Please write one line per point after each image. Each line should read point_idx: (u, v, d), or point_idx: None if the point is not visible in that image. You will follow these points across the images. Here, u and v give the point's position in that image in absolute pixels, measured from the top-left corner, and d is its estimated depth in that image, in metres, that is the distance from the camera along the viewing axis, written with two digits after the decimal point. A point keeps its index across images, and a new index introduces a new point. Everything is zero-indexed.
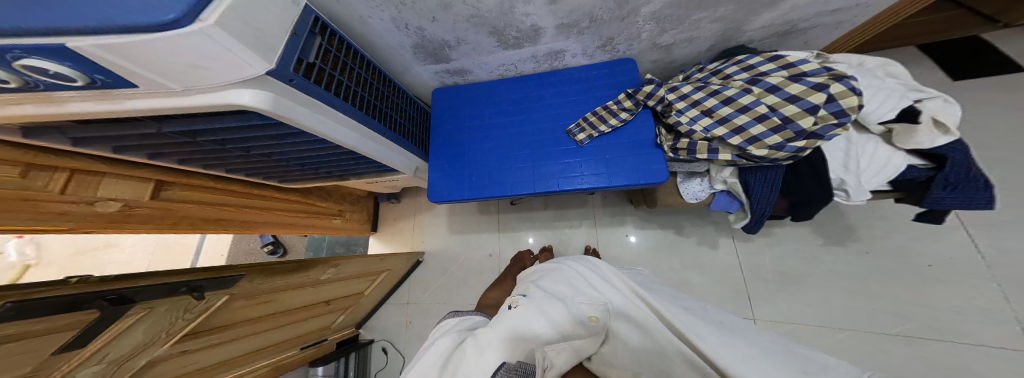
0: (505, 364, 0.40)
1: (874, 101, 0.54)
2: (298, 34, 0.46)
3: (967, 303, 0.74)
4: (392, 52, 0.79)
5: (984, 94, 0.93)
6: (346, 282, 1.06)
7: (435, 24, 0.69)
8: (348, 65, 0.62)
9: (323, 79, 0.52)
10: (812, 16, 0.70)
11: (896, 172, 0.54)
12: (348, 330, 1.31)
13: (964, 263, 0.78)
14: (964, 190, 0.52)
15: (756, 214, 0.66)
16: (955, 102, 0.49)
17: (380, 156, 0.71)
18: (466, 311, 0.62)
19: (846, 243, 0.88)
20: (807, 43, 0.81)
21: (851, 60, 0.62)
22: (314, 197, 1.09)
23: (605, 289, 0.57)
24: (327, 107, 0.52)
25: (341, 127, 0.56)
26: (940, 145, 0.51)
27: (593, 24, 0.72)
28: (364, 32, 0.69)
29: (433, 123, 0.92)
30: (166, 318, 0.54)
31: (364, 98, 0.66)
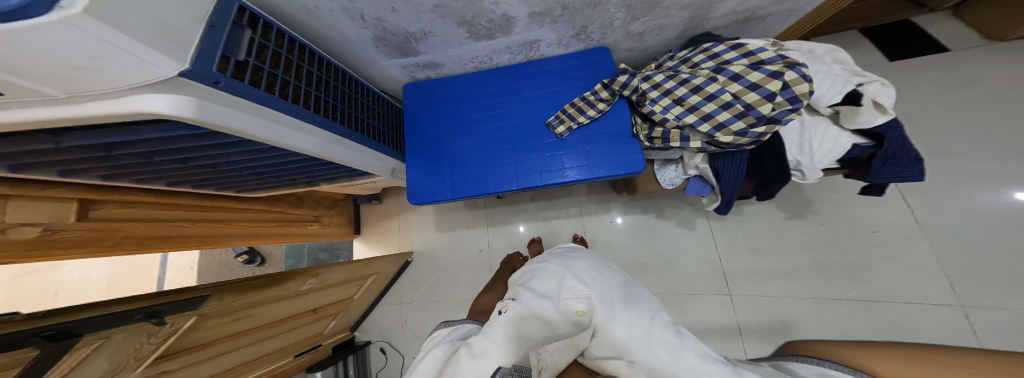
0: (500, 369, 0.40)
1: (823, 84, 0.57)
2: (218, 27, 0.40)
3: (907, 265, 0.84)
4: (351, 47, 0.73)
5: (920, 71, 1.01)
6: (330, 289, 1.03)
7: (396, 15, 0.64)
8: (292, 62, 0.56)
9: (259, 79, 0.47)
10: (769, 3, 0.72)
11: (843, 151, 0.59)
12: (343, 334, 1.30)
13: (899, 227, 0.88)
14: (900, 164, 0.58)
15: (726, 196, 0.69)
16: (890, 85, 0.54)
17: (347, 160, 0.67)
18: (457, 320, 0.60)
19: (805, 216, 0.96)
20: (765, 29, 0.84)
21: (803, 47, 0.65)
22: (284, 205, 1.04)
23: (591, 279, 0.60)
24: (274, 110, 0.47)
25: (296, 132, 0.52)
26: (879, 125, 0.56)
27: (566, 12, 0.70)
28: (313, 24, 0.63)
29: (408, 121, 0.88)
30: (130, 344, 0.51)
31: (318, 98, 0.61)
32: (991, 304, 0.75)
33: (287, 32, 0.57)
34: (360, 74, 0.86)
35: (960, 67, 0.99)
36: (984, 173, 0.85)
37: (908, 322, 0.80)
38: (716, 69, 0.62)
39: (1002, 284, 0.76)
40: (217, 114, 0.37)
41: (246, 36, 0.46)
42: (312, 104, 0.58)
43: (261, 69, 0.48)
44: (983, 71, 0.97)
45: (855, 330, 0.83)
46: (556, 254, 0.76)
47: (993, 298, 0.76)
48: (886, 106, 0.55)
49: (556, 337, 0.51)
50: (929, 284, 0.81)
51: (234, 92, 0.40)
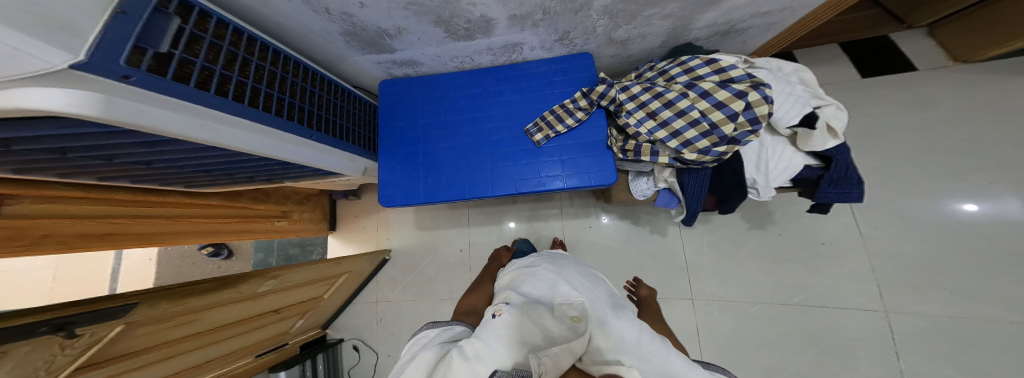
0: (497, 371, 0.41)
1: (783, 106, 0.59)
2: (133, 14, 0.36)
3: (848, 275, 0.93)
4: (316, 39, 0.69)
5: (887, 90, 1.03)
6: (295, 290, 0.99)
7: (365, 10, 0.60)
8: (237, 55, 0.52)
9: (188, 73, 0.43)
10: (749, 17, 0.70)
11: (795, 172, 0.63)
12: (313, 332, 1.27)
13: (845, 240, 0.95)
14: (842, 186, 0.63)
15: (689, 208, 0.73)
16: (844, 109, 0.56)
17: (307, 160, 0.64)
18: (445, 322, 0.57)
19: (765, 226, 1.02)
20: (745, 43, 0.84)
21: (772, 65, 0.66)
22: (246, 199, 0.96)
23: (582, 289, 0.62)
24: (207, 108, 0.44)
25: (236, 130, 0.48)
26: (830, 148, 0.60)
27: (547, 17, 0.68)
28: (269, 12, 0.58)
29: (382, 119, 0.85)
30: (33, 359, 0.46)
31: (270, 94, 0.56)
32: (911, 311, 0.84)
33: (230, 21, 0.52)
34: (329, 65, 0.80)
35: (920, 88, 1.00)
36: (926, 191, 0.90)
37: (838, 323, 0.89)
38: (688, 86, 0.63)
39: (926, 290, 0.84)
40: (130, 111, 0.33)
41: (173, 26, 0.42)
42: (259, 100, 0.54)
43: (191, 62, 0.43)
44: (937, 92, 0.98)
45: (795, 332, 0.92)
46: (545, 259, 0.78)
47: (913, 306, 0.84)
48: (837, 131, 0.58)
49: (553, 342, 0.51)
50: (863, 291, 0.90)
51: (147, 85, 0.36)
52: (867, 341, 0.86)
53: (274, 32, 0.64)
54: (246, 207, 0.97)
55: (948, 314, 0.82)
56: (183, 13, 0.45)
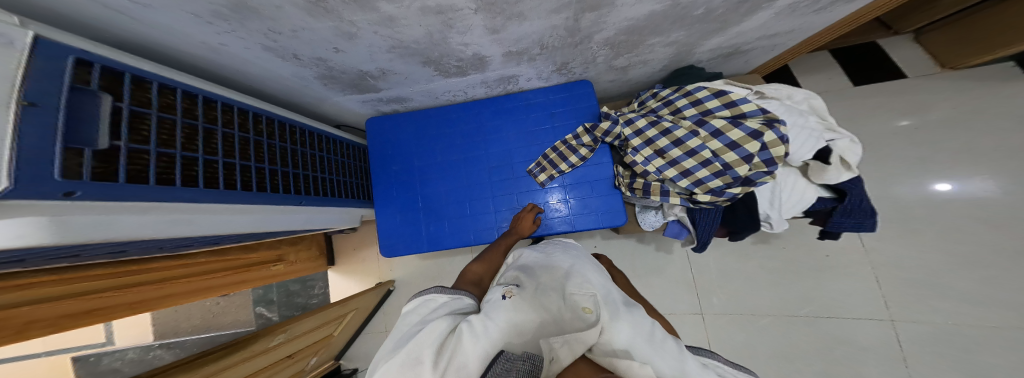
0: (504, 352, 0.36)
1: (799, 139, 0.56)
2: (49, 107, 0.24)
3: (851, 284, 0.95)
4: (284, 83, 0.59)
5: (879, 96, 1.04)
6: (306, 335, 0.96)
7: (342, 55, 0.52)
8: (197, 127, 0.41)
9: (143, 166, 0.33)
10: (753, 40, 0.68)
11: (807, 205, 0.62)
12: (331, 363, 1.23)
13: (849, 251, 0.97)
14: (855, 217, 0.62)
15: (699, 241, 0.70)
16: (859, 143, 0.54)
17: (297, 224, 0.59)
18: (453, 289, 0.51)
19: (769, 240, 1.02)
20: (748, 61, 0.81)
21: (782, 93, 0.65)
22: (237, 250, 0.78)
23: (594, 280, 0.54)
24: (180, 202, 0.36)
25: (214, 220, 0.42)
26: (845, 180, 0.58)
27: (545, 51, 0.63)
28: (224, 60, 0.48)
29: (375, 165, 0.81)
30: None
31: (253, 167, 0.49)
32: (916, 319, 0.87)
33: (178, 83, 0.39)
34: (308, 109, 0.73)
35: (911, 95, 1.01)
36: (922, 202, 0.93)
37: (848, 334, 0.92)
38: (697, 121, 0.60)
39: (930, 298, 0.87)
40: (89, 223, 0.28)
41: (106, 107, 0.29)
42: (236, 176, 0.45)
43: (145, 150, 0.33)
44: (936, 98, 0.98)
45: (803, 342, 0.94)
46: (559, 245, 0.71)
47: (917, 314, 0.87)
48: (851, 164, 0.57)
49: (560, 331, 0.44)
50: (866, 299, 0.93)
51: (101, 194, 0.28)
52: (874, 351, 0.89)
53: (239, 81, 0.55)
54: (242, 257, 0.80)
55: (951, 320, 0.84)
56: (112, 85, 0.32)
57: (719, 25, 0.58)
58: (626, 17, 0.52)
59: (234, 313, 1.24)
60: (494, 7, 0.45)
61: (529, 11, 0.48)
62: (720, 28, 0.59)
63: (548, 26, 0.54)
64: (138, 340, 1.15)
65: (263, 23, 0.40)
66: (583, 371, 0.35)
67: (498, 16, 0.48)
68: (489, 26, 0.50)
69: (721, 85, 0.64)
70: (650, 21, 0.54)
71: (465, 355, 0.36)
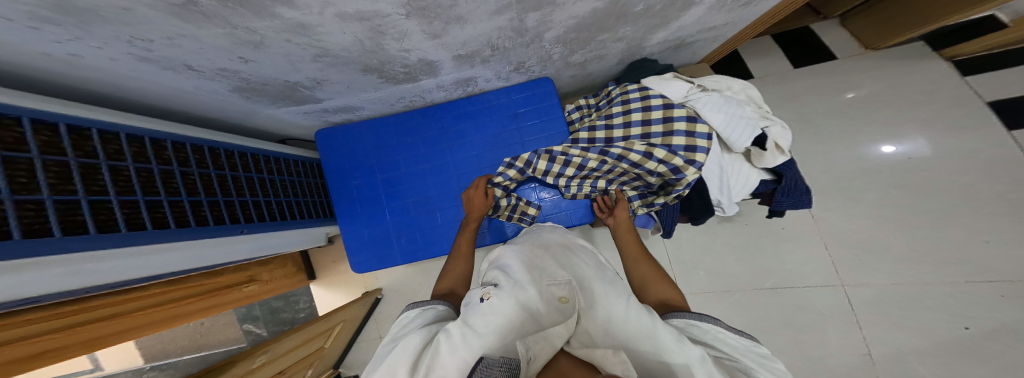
0: (483, 359, 0.36)
1: (735, 130, 0.61)
2: None
3: (808, 253, 1.01)
4: (200, 99, 0.51)
5: (818, 76, 1.11)
6: (288, 355, 0.92)
7: (254, 65, 0.44)
8: (70, 162, 0.32)
9: (1, 218, 0.25)
10: (696, 33, 0.68)
11: (752, 188, 0.66)
12: (331, 371, 1.21)
13: (801, 225, 1.03)
14: (793, 196, 0.67)
15: (665, 228, 0.72)
16: (788, 129, 0.60)
17: (250, 251, 0.56)
18: (430, 299, 0.51)
19: (734, 219, 1.08)
20: (694, 53, 0.82)
21: (722, 85, 0.69)
22: (198, 275, 0.72)
23: (572, 265, 0.55)
24: (68, 254, 0.29)
25: (127, 264, 0.36)
26: (779, 164, 0.64)
27: (496, 52, 0.59)
28: (97, 77, 0.38)
29: (334, 180, 0.78)
30: None
31: (174, 201, 0.44)
32: (865, 282, 0.95)
33: (59, 116, 0.32)
34: (243, 126, 0.66)
35: (844, 76, 1.09)
36: (867, 174, 1.01)
37: (807, 301, 0.98)
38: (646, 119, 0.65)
39: (873, 262, 0.95)
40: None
41: None
42: (142, 214, 0.39)
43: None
44: (860, 80, 1.08)
45: (771, 312, 0.99)
46: (534, 232, 0.68)
47: (865, 278, 0.95)
48: (784, 148, 0.61)
49: (539, 326, 0.43)
50: (821, 267, 0.99)
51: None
52: (838, 314, 0.95)
53: (134, 100, 0.46)
54: (203, 283, 0.73)
55: (894, 280, 0.92)
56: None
57: (661, 20, 0.57)
58: (571, 15, 0.48)
59: (221, 332, 1.20)
60: (427, 11, 0.41)
61: (468, 14, 0.44)
62: (663, 22, 0.59)
63: (493, 28, 0.49)
64: (129, 364, 1.16)
65: (120, 29, 0.29)
66: (563, 367, 0.38)
67: (435, 21, 0.44)
68: (428, 31, 0.47)
69: (667, 80, 0.67)
70: (597, 18, 0.51)
71: (445, 368, 0.36)
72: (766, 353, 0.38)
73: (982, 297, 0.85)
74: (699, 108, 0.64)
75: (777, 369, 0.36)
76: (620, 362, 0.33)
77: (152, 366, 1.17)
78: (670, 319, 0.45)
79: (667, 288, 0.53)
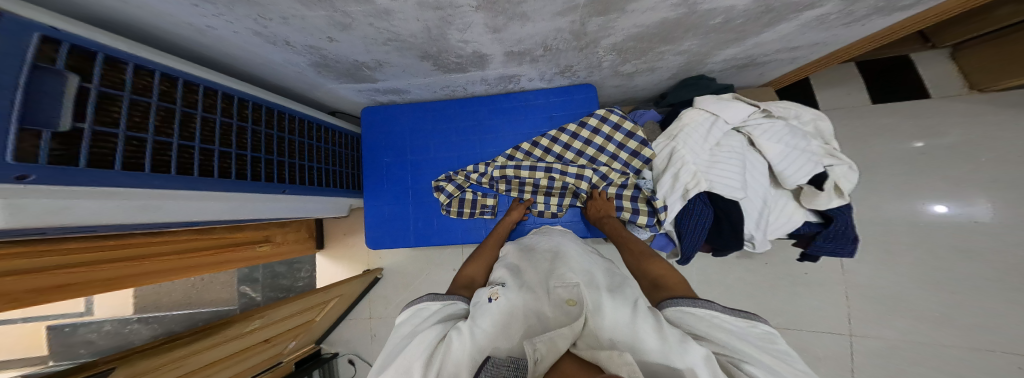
0: (490, 357, 0.35)
1: (794, 164, 0.60)
2: None
3: (824, 300, 0.99)
4: (281, 70, 0.57)
5: (894, 119, 1.01)
6: (284, 321, 0.95)
7: (336, 45, 0.49)
8: (174, 110, 0.40)
9: (111, 150, 0.33)
10: (773, 52, 0.67)
11: (794, 227, 0.66)
12: (309, 347, 1.23)
13: (825, 270, 1.01)
14: (837, 242, 0.66)
15: (684, 254, 0.69)
16: (854, 171, 0.58)
17: (284, 211, 0.61)
18: (446, 293, 0.47)
19: (754, 256, 1.05)
20: (762, 74, 0.81)
21: (789, 112, 0.67)
22: (222, 229, 0.74)
23: (578, 266, 0.51)
24: (153, 188, 0.37)
25: (189, 203, 0.42)
26: (834, 207, 0.62)
27: (548, 53, 0.59)
28: (214, 44, 0.46)
29: (367, 154, 0.81)
30: None
31: (240, 154, 0.50)
32: (873, 335, 0.94)
33: (182, 73, 0.41)
34: (302, 94, 0.70)
35: (930, 119, 0.98)
36: (908, 232, 0.96)
37: (807, 344, 0.98)
38: (697, 140, 0.63)
39: (893, 318, 0.93)
40: (55, 209, 0.28)
41: (72, 86, 0.29)
42: (214, 162, 0.45)
43: (111, 132, 0.33)
44: (946, 126, 0.96)
45: None
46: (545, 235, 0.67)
47: (876, 331, 0.94)
48: (844, 191, 0.60)
49: (544, 327, 0.42)
50: (832, 313, 0.98)
51: (57, 180, 0.27)
52: (834, 360, 0.96)
53: (236, 65, 0.54)
54: (223, 237, 0.75)
55: (907, 338, 0.92)
56: (83, 64, 0.31)
57: (736, 36, 0.56)
58: (636, 23, 0.48)
59: (218, 290, 1.16)
60: (496, 5, 0.41)
61: (533, 13, 0.44)
62: (737, 38, 0.57)
63: (553, 29, 0.49)
64: (119, 312, 1.04)
65: (251, 9, 0.37)
66: (568, 370, 0.34)
67: (500, 15, 0.44)
68: (490, 24, 0.47)
69: (729, 100, 0.65)
70: (662, 28, 0.51)
71: (456, 364, 0.35)
72: (764, 330, 0.35)
73: (996, 368, 0.84)
74: (757, 136, 0.63)
75: (779, 351, 0.33)
76: (625, 365, 0.29)
77: (140, 317, 1.06)
78: (664, 308, 0.42)
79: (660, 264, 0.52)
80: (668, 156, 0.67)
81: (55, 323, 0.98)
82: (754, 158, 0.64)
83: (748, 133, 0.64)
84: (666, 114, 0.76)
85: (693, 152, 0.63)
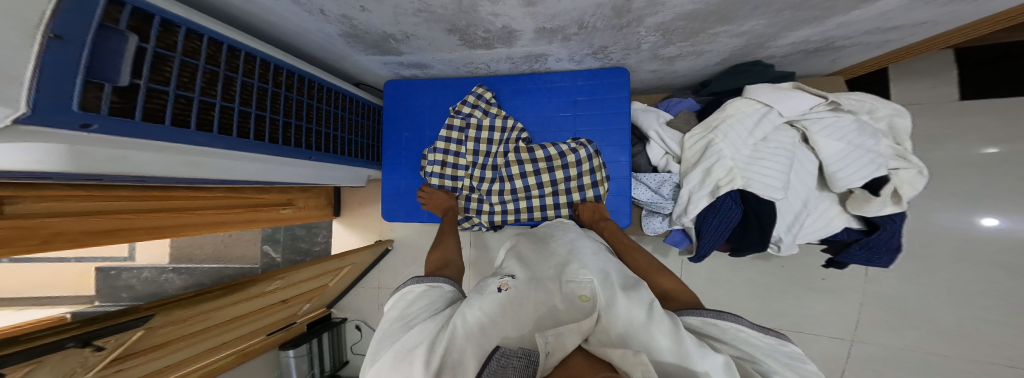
0: (499, 348, 0.35)
1: (852, 165, 0.56)
2: None
3: (833, 307, 0.98)
4: (317, 40, 0.58)
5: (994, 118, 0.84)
6: (302, 284, 1.01)
7: (367, 14, 0.48)
8: (219, 74, 0.43)
9: (160, 106, 0.36)
10: (858, 38, 0.58)
11: (831, 233, 0.64)
12: (320, 310, 1.31)
13: (845, 278, 0.97)
14: (874, 252, 0.64)
15: (698, 253, 0.68)
16: (924, 177, 0.53)
17: (310, 178, 0.65)
18: (432, 276, 0.50)
19: (770, 258, 1.03)
20: (838, 60, 0.70)
21: (863, 107, 0.59)
22: (254, 188, 0.76)
23: (591, 262, 0.49)
24: (196, 146, 0.39)
25: (230, 162, 0.46)
26: (884, 214, 0.58)
27: (582, 31, 0.56)
28: (257, 11, 0.47)
29: (386, 128, 0.83)
30: (68, 362, 0.48)
31: (273, 118, 0.52)
32: (873, 340, 0.95)
33: (229, 40, 0.44)
34: (332, 65, 0.71)
35: None
36: (965, 253, 0.86)
37: (804, 347, 0.99)
38: (740, 133, 0.59)
39: (901, 328, 0.93)
40: (101, 159, 0.31)
41: (131, 47, 0.31)
42: (250, 125, 0.47)
43: (163, 90, 0.35)
44: None
45: None
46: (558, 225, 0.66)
47: (882, 337, 0.94)
48: (902, 198, 0.56)
49: (555, 322, 0.40)
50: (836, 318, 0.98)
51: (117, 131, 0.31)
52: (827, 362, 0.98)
53: (271, 31, 0.54)
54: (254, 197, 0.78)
55: (909, 346, 0.92)
56: (141, 26, 0.34)
57: (825, 11, 0.47)
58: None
59: (242, 248, 1.23)
60: None
61: None
62: (825, 14, 0.48)
63: (593, 4, 0.46)
64: (155, 261, 1.13)
65: None
66: (576, 365, 0.31)
67: None
68: None
69: (786, 90, 0.60)
70: (723, 7, 0.45)
71: (459, 352, 0.36)
72: (792, 351, 0.35)
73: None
74: (814, 132, 0.59)
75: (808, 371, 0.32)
76: (639, 365, 0.26)
77: (175, 266, 1.14)
78: (687, 316, 0.41)
79: (664, 279, 0.53)
80: (702, 149, 0.62)
81: (102, 266, 1.08)
82: (803, 156, 0.61)
83: (803, 128, 0.60)
84: (706, 103, 0.72)
85: (734, 146, 0.59)
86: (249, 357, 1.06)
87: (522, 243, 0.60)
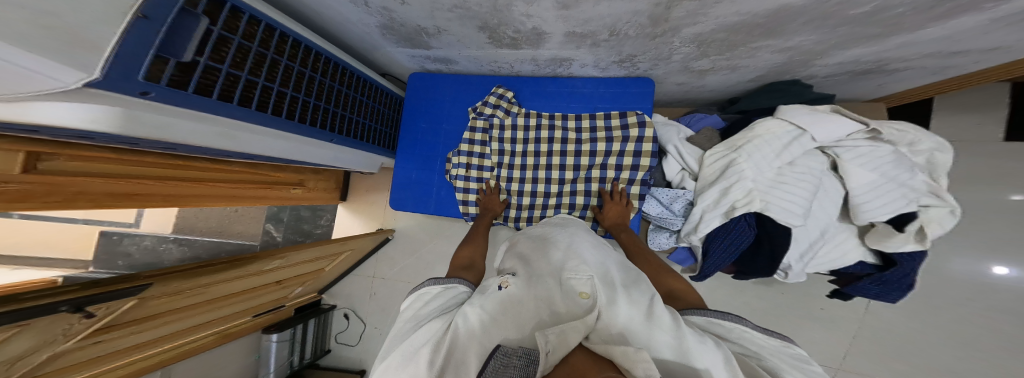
0: (500, 348, 0.36)
1: (879, 199, 0.56)
2: None
3: (830, 338, 0.97)
4: (352, 29, 0.59)
5: None
6: (297, 266, 1.01)
7: (406, 7, 0.49)
8: (267, 55, 0.44)
9: (212, 82, 0.37)
10: (908, 61, 0.57)
11: (844, 265, 0.63)
12: (310, 296, 1.32)
13: (846, 310, 0.97)
14: (885, 287, 0.64)
15: (702, 271, 0.69)
16: (955, 217, 0.53)
17: (329, 159, 0.65)
18: (448, 278, 0.49)
19: (771, 284, 1.02)
20: (881, 85, 0.70)
21: (905, 137, 0.58)
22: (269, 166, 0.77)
23: (590, 257, 0.48)
24: (232, 118, 0.40)
25: (261, 141, 0.47)
26: (904, 251, 0.58)
27: (613, 38, 0.56)
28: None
29: (405, 118, 0.83)
30: (55, 326, 0.48)
31: (305, 100, 0.53)
32: (864, 374, 0.95)
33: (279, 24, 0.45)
34: (361, 54, 0.72)
35: None
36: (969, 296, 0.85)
37: None
38: (767, 154, 0.58)
39: (893, 363, 0.92)
40: (152, 126, 0.32)
41: (202, 29, 0.32)
42: (285, 103, 0.49)
43: (217, 68, 0.37)
44: None
45: None
46: (556, 222, 0.65)
47: (871, 371, 0.94)
48: (928, 236, 0.56)
49: (557, 322, 0.40)
50: (831, 350, 0.97)
51: (168, 99, 0.31)
52: None
53: (308, 16, 0.55)
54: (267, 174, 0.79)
55: None
56: (213, 11, 0.36)
57: (880, 31, 0.47)
58: (739, 11, 0.43)
59: (245, 224, 1.24)
60: None
61: None
62: (880, 34, 0.48)
63: (630, 11, 0.46)
64: (158, 229, 1.14)
65: None
66: (578, 362, 0.30)
67: None
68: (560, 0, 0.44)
69: (825, 114, 0.59)
70: (770, 20, 0.45)
71: (464, 353, 0.37)
72: (798, 352, 0.35)
73: None
74: (845, 160, 0.59)
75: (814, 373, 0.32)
76: (640, 362, 0.26)
77: (176, 237, 1.15)
78: (692, 315, 0.41)
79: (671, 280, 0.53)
80: (723, 167, 0.62)
81: (107, 229, 1.08)
82: (830, 183, 0.60)
83: (834, 155, 0.60)
84: (731, 121, 0.72)
85: (758, 167, 0.58)
86: (233, 338, 1.06)
87: (522, 241, 0.59)
